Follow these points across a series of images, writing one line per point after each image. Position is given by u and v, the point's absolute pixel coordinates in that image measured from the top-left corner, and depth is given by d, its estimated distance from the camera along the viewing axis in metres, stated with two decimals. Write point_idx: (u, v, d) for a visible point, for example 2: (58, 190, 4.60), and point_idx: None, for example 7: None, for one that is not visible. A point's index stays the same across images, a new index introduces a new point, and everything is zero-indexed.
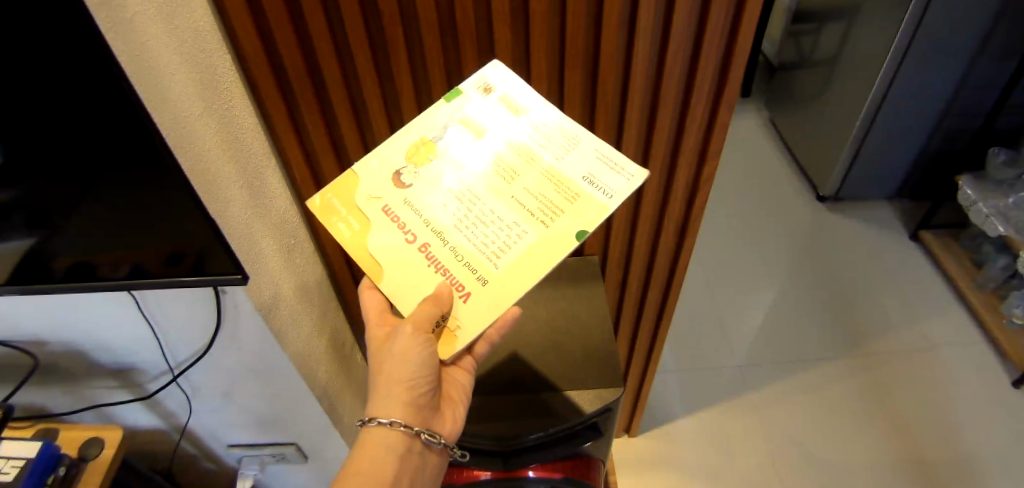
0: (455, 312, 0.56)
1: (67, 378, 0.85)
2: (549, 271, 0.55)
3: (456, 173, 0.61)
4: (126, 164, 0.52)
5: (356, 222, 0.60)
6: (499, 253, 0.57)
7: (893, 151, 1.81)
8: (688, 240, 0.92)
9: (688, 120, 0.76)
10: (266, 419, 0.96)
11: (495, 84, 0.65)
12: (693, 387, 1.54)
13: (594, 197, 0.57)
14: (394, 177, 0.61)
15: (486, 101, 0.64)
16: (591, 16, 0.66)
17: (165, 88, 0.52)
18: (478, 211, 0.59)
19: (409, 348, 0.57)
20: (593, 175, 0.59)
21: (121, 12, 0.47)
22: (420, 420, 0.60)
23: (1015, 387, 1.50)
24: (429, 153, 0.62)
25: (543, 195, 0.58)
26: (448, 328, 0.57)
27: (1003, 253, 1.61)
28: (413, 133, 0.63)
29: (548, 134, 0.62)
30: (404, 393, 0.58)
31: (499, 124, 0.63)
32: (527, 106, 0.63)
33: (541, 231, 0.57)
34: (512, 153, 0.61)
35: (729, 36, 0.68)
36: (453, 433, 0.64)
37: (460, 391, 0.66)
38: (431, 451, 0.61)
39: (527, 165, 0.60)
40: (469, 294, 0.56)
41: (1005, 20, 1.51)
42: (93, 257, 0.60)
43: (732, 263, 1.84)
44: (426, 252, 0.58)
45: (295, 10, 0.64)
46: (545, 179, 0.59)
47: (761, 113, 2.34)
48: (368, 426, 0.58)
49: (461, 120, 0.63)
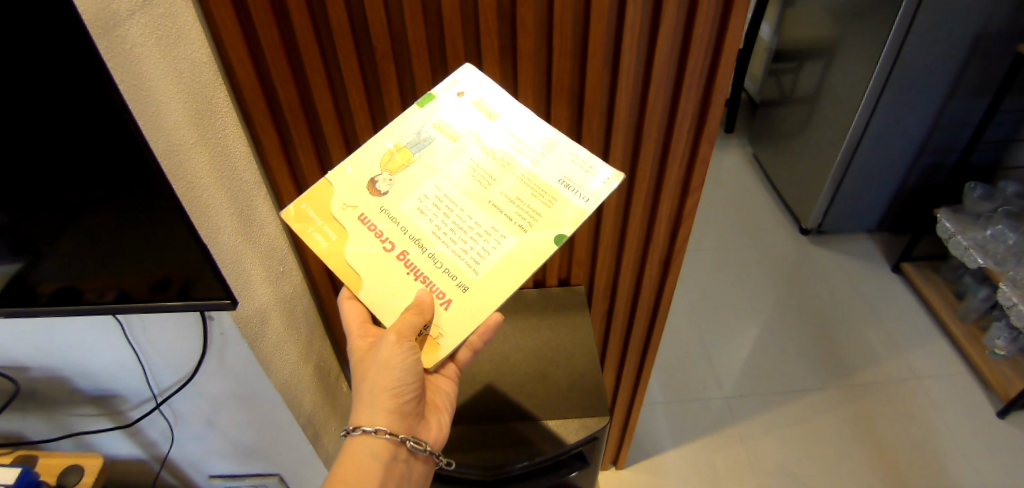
0: (437, 320, 0.57)
1: (45, 405, 0.83)
2: (529, 275, 0.56)
3: (431, 179, 0.60)
4: (120, 193, 0.53)
5: (332, 232, 0.59)
6: (478, 259, 0.57)
7: (872, 187, 1.87)
8: (672, 271, 0.94)
9: (671, 153, 0.78)
10: (249, 449, 0.95)
11: (467, 88, 0.63)
12: (681, 419, 1.53)
13: (571, 201, 0.58)
14: (369, 184, 0.60)
15: (460, 105, 0.63)
16: (577, 54, 0.70)
17: (160, 115, 0.54)
18: (456, 217, 0.59)
19: (392, 356, 0.57)
20: (569, 178, 0.59)
21: (121, 44, 0.49)
22: (406, 427, 0.60)
23: (1000, 417, 1.50)
24: (404, 160, 0.61)
25: (521, 199, 0.58)
26: (431, 337, 0.58)
27: (984, 285, 1.63)
28: (387, 140, 0.62)
29: (525, 138, 0.61)
30: (388, 401, 0.58)
31: (473, 129, 0.61)
32: (501, 111, 0.62)
33: (520, 235, 0.57)
34: (487, 158, 0.60)
35: (709, 74, 0.71)
36: (439, 440, 0.64)
37: (444, 398, 0.67)
38: (418, 459, 0.61)
39: (503, 170, 0.60)
40: (450, 301, 0.57)
41: (976, 61, 1.58)
42: (79, 282, 0.61)
43: (718, 294, 1.86)
44: (404, 260, 0.58)
45: (288, 41, 0.66)
46: (521, 183, 0.59)
47: (745, 150, 2.40)
48: (353, 436, 0.57)
49: (435, 125, 0.62)
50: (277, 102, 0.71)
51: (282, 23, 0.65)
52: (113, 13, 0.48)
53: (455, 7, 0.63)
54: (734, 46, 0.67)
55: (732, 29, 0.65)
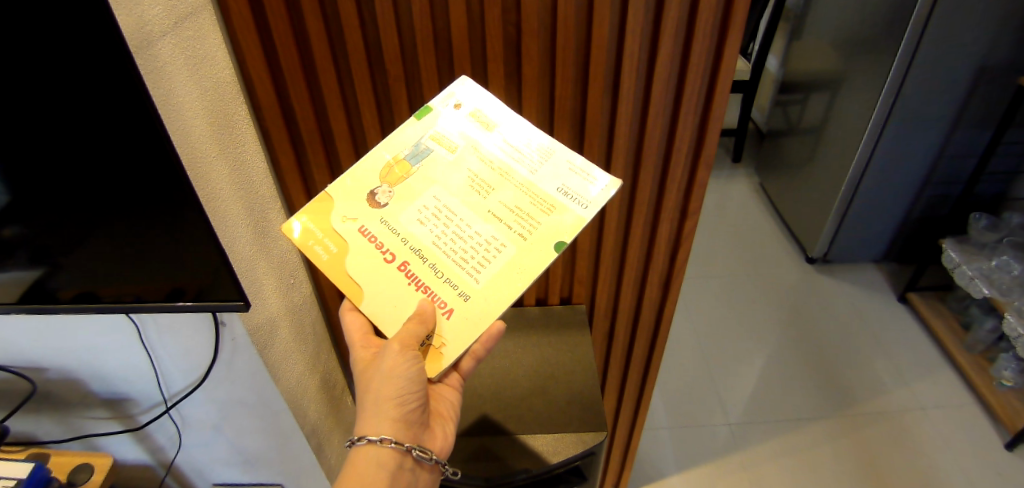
0: (439, 329, 0.60)
1: (59, 408, 0.86)
2: (530, 281, 0.59)
3: (431, 190, 0.63)
4: (147, 202, 0.57)
5: (333, 244, 0.62)
6: (479, 268, 0.60)
7: (877, 216, 1.88)
8: (673, 290, 0.95)
9: (670, 176, 0.81)
10: (254, 457, 0.96)
11: (465, 99, 0.66)
12: (685, 446, 1.52)
13: (569, 208, 0.61)
14: (369, 197, 0.63)
15: (457, 117, 0.65)
16: (579, 79, 0.73)
17: (185, 130, 0.58)
18: (456, 227, 0.62)
19: (396, 366, 0.59)
20: (567, 186, 0.61)
21: (153, 63, 0.53)
22: (411, 437, 0.61)
23: (1008, 449, 1.48)
24: (404, 172, 0.64)
25: (519, 207, 0.61)
26: (434, 346, 0.60)
27: (990, 315, 1.63)
28: (385, 152, 0.65)
29: (522, 147, 0.64)
30: (393, 410, 0.59)
31: (471, 139, 0.64)
32: (498, 121, 0.65)
33: (519, 242, 0.60)
34: (485, 169, 0.63)
35: (706, 98, 0.74)
36: (445, 449, 0.66)
37: (448, 407, 0.69)
38: (423, 468, 0.63)
39: (501, 180, 0.62)
40: (452, 310, 0.59)
41: (980, 92, 1.60)
42: (98, 287, 0.64)
43: (723, 322, 1.87)
44: (405, 271, 0.61)
45: (306, 64, 0.70)
46: (520, 192, 0.62)
47: (752, 180, 2.43)
48: (358, 446, 0.59)
49: (433, 137, 0.65)
50: (294, 121, 0.75)
51: (301, 45, 0.69)
52: (147, 34, 0.52)
53: (463, 34, 0.68)
54: (729, 76, 0.70)
55: (726, 58, 0.69)
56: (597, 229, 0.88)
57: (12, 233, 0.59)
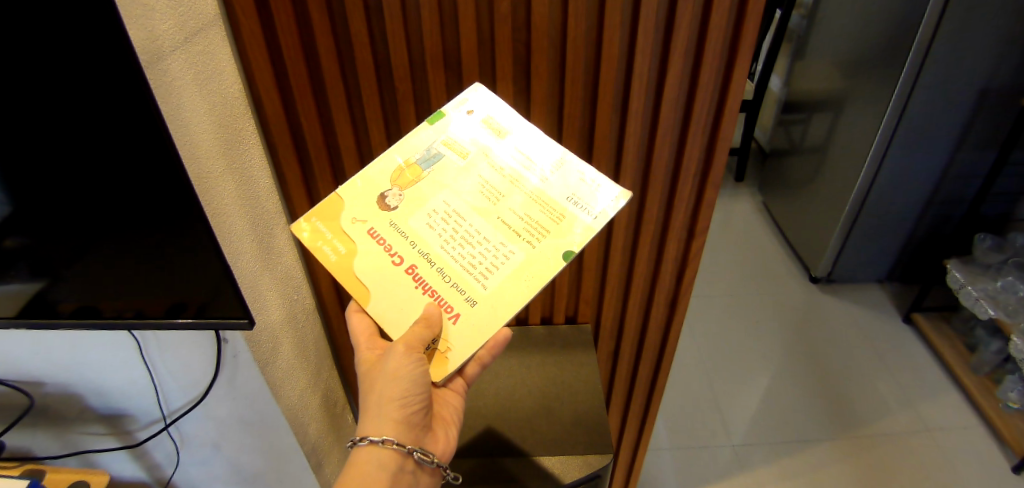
0: (445, 334, 0.59)
1: (57, 423, 0.85)
2: (537, 288, 0.58)
3: (441, 195, 0.62)
4: (152, 218, 0.56)
5: (341, 245, 0.61)
6: (487, 274, 0.59)
7: (881, 236, 1.88)
8: (678, 311, 0.95)
9: (677, 195, 0.80)
10: (252, 475, 0.95)
11: (478, 106, 0.65)
12: (688, 467, 1.50)
13: (579, 217, 0.60)
14: (380, 199, 0.62)
15: (469, 122, 0.65)
16: (588, 97, 0.73)
17: (193, 147, 0.57)
18: (465, 231, 0.61)
19: (400, 367, 0.58)
20: (577, 195, 0.61)
21: (162, 78, 0.53)
22: (413, 439, 0.60)
23: (1016, 473, 1.46)
24: (414, 176, 0.63)
25: (529, 216, 0.60)
26: (439, 350, 0.59)
27: (995, 337, 1.62)
28: (396, 155, 0.64)
29: (533, 155, 0.63)
30: (396, 412, 0.58)
31: (484, 145, 0.64)
32: (510, 128, 0.64)
33: (528, 251, 0.59)
34: (497, 176, 0.62)
35: (715, 118, 0.74)
36: (447, 453, 0.65)
37: (451, 412, 0.68)
38: (424, 471, 0.62)
39: (512, 187, 0.62)
40: (458, 315, 0.59)
41: (982, 113, 1.61)
42: (100, 302, 0.63)
43: (727, 342, 1.85)
44: (413, 274, 0.60)
45: (315, 77, 0.70)
46: (530, 200, 0.61)
47: (755, 199, 2.43)
48: (359, 447, 0.58)
49: (445, 142, 0.64)
50: (301, 134, 0.75)
51: (310, 58, 0.69)
52: (157, 48, 0.52)
53: (472, 55, 0.68)
54: (737, 97, 0.70)
55: (735, 80, 0.68)
56: (603, 247, 0.87)
57: (14, 244, 0.58)
